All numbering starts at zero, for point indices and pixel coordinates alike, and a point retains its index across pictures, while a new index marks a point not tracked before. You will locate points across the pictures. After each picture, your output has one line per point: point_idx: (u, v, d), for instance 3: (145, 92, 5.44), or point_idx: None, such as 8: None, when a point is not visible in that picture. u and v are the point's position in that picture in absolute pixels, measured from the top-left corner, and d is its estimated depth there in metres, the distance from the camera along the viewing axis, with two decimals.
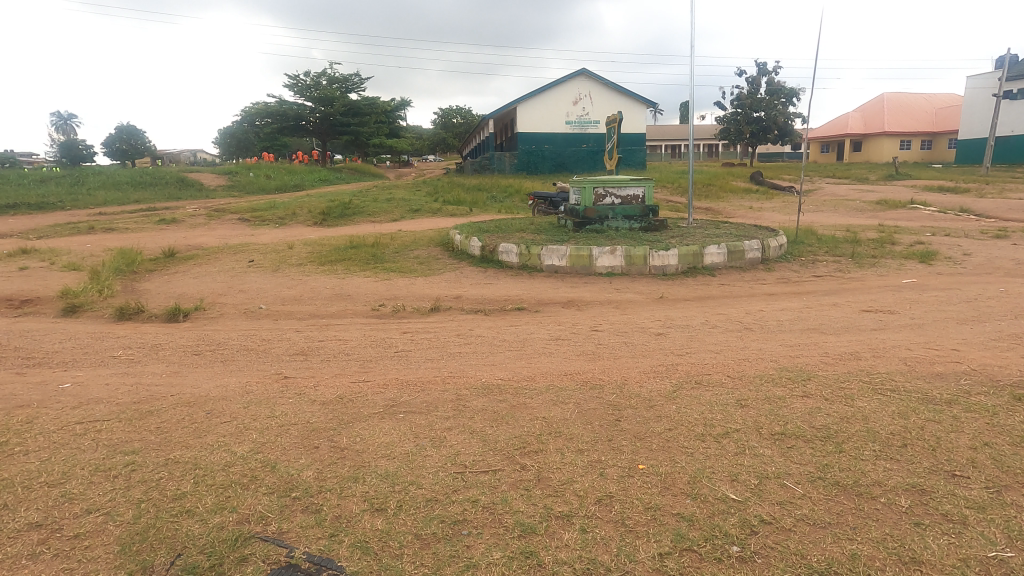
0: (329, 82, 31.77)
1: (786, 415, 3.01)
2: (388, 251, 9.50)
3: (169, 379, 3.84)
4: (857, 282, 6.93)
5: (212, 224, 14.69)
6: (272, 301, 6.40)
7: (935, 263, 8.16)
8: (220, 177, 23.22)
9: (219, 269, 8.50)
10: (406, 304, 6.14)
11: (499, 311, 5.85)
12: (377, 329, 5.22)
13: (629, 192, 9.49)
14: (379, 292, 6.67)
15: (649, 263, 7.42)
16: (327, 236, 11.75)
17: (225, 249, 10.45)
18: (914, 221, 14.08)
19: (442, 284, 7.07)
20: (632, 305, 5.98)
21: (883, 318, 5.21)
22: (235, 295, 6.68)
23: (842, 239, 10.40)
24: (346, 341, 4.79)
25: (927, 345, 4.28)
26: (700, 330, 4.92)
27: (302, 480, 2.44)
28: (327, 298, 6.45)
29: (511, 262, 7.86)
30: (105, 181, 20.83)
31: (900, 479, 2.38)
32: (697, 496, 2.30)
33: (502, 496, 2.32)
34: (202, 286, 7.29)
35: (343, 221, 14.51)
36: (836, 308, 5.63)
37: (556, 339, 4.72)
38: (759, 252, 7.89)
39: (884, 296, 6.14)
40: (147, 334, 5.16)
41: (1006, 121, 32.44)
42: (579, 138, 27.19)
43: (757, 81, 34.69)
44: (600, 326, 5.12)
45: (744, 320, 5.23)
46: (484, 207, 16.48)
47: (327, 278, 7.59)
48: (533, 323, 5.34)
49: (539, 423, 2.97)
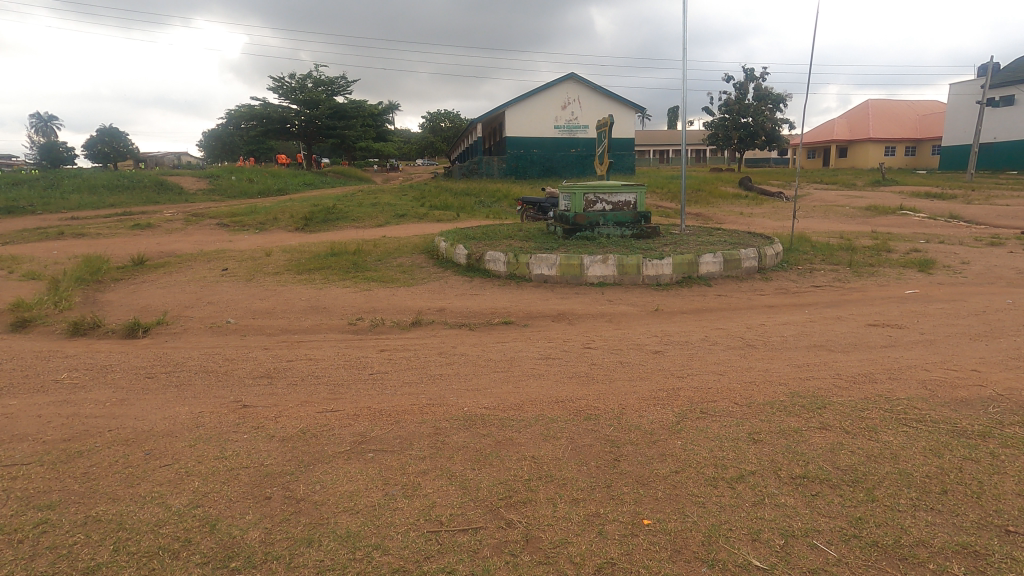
0: (314, 84, 31.25)
1: (806, 452, 2.67)
2: (370, 259, 9.12)
3: (112, 409, 3.40)
4: (859, 293, 6.65)
5: (190, 230, 14.19)
6: (242, 314, 5.99)
7: (934, 272, 7.95)
8: (201, 180, 22.64)
9: (189, 278, 8.07)
10: (386, 317, 5.75)
11: (485, 326, 5.47)
12: (352, 346, 4.83)
13: (621, 198, 9.21)
14: (358, 303, 6.28)
15: (642, 273, 7.08)
16: (308, 243, 11.32)
17: (199, 257, 9.99)
18: (906, 227, 14.02)
19: (425, 295, 6.69)
20: (626, 318, 5.65)
21: (892, 333, 4.90)
22: (202, 308, 6.25)
23: (837, 247, 10.16)
24: (317, 361, 4.39)
25: (945, 366, 3.97)
26: (700, 348, 4.59)
27: (245, 544, 2.06)
28: (301, 311, 6.05)
29: (498, 270, 7.52)
30: (80, 184, 20.19)
31: (946, 537, 2.06)
32: (716, 563, 1.95)
33: (483, 566, 1.96)
34: (168, 297, 6.84)
35: (325, 227, 14.06)
36: (840, 322, 5.33)
37: (545, 358, 4.36)
38: (755, 261, 7.61)
39: (889, 308, 5.86)
40: (99, 353, 4.72)
41: (990, 128, 32.82)
42: (568, 142, 27.00)
43: (745, 87, 34.83)
44: (594, 343, 4.77)
45: (746, 335, 4.89)
46: (471, 211, 16.16)
47: (303, 288, 7.19)
48: (521, 339, 4.96)
49: (527, 464, 2.62)
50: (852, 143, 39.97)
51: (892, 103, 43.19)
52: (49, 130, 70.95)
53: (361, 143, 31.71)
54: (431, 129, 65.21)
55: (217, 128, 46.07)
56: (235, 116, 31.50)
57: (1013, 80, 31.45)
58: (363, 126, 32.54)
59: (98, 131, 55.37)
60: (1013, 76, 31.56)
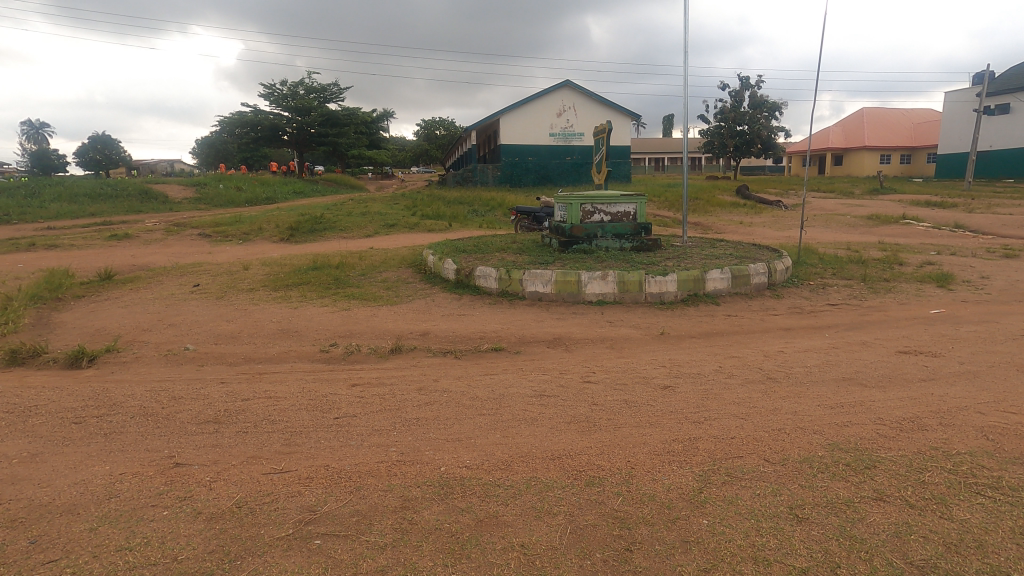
0: (306, 91, 30.76)
1: (865, 539, 2.13)
2: (353, 273, 8.55)
3: (14, 471, 2.82)
4: (880, 313, 6.13)
5: (170, 240, 13.58)
6: (204, 339, 5.40)
7: (955, 288, 7.46)
8: (187, 188, 22.05)
9: (156, 295, 7.48)
10: (363, 343, 5.17)
11: (473, 353, 4.88)
12: (321, 380, 4.25)
13: (619, 209, 8.71)
14: (333, 326, 5.70)
15: (645, 290, 6.54)
16: (290, 255, 10.73)
17: (173, 270, 9.41)
18: (912, 237, 13.57)
19: (408, 316, 6.10)
20: (629, 344, 5.10)
21: (927, 363, 4.37)
22: (162, 331, 5.66)
23: (846, 260, 9.65)
24: (277, 401, 3.82)
25: (1003, 408, 3.43)
26: (716, 382, 4.04)
27: None
28: (270, 336, 5.46)
29: (489, 287, 6.97)
30: (62, 192, 19.56)
31: None
32: None
33: None
34: (127, 318, 6.24)
35: (311, 238, 13.48)
36: (866, 349, 4.79)
37: (539, 395, 3.80)
38: (765, 276, 7.10)
39: (917, 332, 5.33)
40: (29, 388, 4.13)
41: (986, 136, 32.63)
42: (564, 150, 26.53)
43: (741, 95, 34.63)
44: (594, 376, 4.21)
45: (765, 366, 4.34)
46: (464, 221, 15.65)
47: (277, 307, 6.62)
48: (512, 371, 4.39)
49: (515, 559, 2.07)
50: (847, 151, 39.82)
51: (887, 111, 43.08)
52: (41, 139, 70.20)
53: (354, 150, 31.19)
54: (425, 136, 64.79)
55: (210, 136, 45.57)
56: (226, 123, 30.95)
57: (1009, 89, 31.27)
58: (356, 133, 32.04)
59: (91, 139, 55.13)
60: (1009, 85, 31.39)
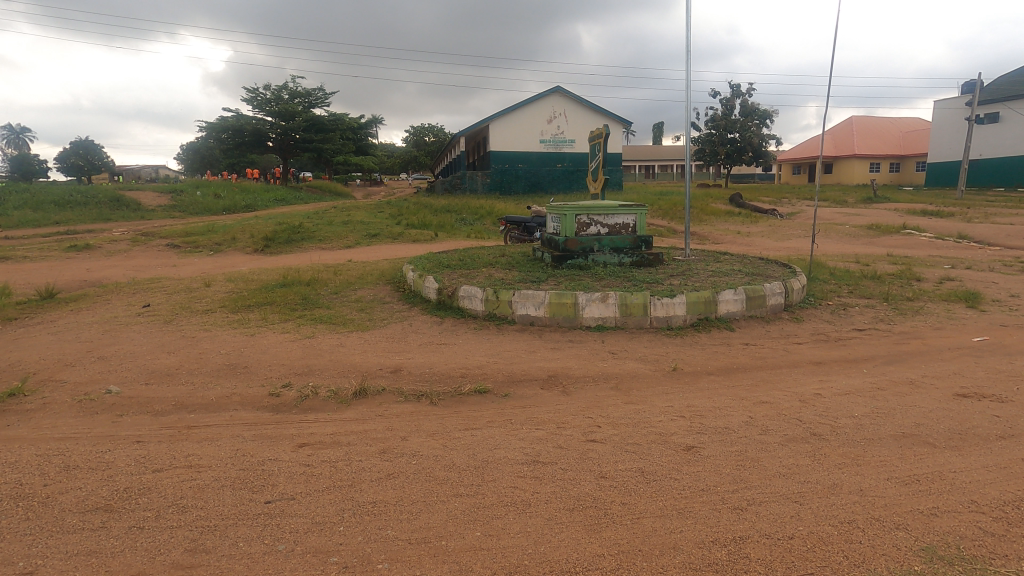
0: (291, 96, 29.89)
1: None
2: (325, 291, 7.72)
3: None
4: (917, 341, 5.41)
5: (134, 252, 12.65)
6: (135, 377, 4.55)
7: (986, 309, 6.78)
8: (162, 195, 21.07)
9: (97, 318, 6.59)
10: (322, 383, 4.34)
11: (452, 397, 4.07)
12: (262, 437, 3.42)
13: (618, 221, 7.95)
14: (290, 360, 4.86)
15: (650, 314, 5.78)
16: (260, 269, 9.87)
17: (126, 287, 8.52)
18: (919, 249, 13.00)
19: (380, 346, 5.29)
20: (638, 383, 4.32)
21: (997, 412, 3.64)
22: (87, 366, 4.80)
23: (860, 275, 8.96)
24: (199, 472, 2.98)
25: None
26: (750, 441, 3.27)
27: None
28: (214, 372, 4.61)
29: (475, 309, 6.17)
30: (27, 198, 18.53)
31: None
32: None
33: None
34: (52, 349, 5.35)
35: (287, 249, 12.60)
36: (918, 391, 4.04)
37: (534, 463, 3.01)
38: (781, 296, 6.37)
39: (969, 366, 4.61)
40: None
41: (976, 145, 32.49)
42: (554, 156, 25.89)
43: (732, 102, 34.28)
44: (600, 432, 3.42)
45: (806, 418, 3.57)
46: (451, 231, 14.87)
47: (231, 334, 5.79)
48: (500, 424, 3.58)
49: None
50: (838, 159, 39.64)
51: (876, 120, 43.02)
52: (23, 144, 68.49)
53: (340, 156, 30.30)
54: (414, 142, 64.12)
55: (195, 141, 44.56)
56: (208, 128, 30.02)
57: (998, 98, 31.13)
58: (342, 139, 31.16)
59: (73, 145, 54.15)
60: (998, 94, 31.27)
